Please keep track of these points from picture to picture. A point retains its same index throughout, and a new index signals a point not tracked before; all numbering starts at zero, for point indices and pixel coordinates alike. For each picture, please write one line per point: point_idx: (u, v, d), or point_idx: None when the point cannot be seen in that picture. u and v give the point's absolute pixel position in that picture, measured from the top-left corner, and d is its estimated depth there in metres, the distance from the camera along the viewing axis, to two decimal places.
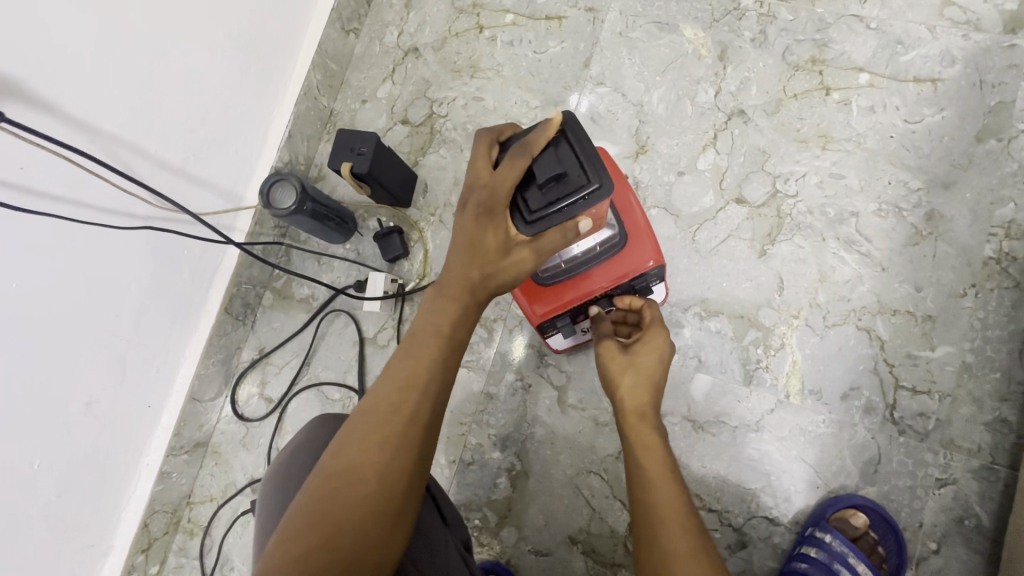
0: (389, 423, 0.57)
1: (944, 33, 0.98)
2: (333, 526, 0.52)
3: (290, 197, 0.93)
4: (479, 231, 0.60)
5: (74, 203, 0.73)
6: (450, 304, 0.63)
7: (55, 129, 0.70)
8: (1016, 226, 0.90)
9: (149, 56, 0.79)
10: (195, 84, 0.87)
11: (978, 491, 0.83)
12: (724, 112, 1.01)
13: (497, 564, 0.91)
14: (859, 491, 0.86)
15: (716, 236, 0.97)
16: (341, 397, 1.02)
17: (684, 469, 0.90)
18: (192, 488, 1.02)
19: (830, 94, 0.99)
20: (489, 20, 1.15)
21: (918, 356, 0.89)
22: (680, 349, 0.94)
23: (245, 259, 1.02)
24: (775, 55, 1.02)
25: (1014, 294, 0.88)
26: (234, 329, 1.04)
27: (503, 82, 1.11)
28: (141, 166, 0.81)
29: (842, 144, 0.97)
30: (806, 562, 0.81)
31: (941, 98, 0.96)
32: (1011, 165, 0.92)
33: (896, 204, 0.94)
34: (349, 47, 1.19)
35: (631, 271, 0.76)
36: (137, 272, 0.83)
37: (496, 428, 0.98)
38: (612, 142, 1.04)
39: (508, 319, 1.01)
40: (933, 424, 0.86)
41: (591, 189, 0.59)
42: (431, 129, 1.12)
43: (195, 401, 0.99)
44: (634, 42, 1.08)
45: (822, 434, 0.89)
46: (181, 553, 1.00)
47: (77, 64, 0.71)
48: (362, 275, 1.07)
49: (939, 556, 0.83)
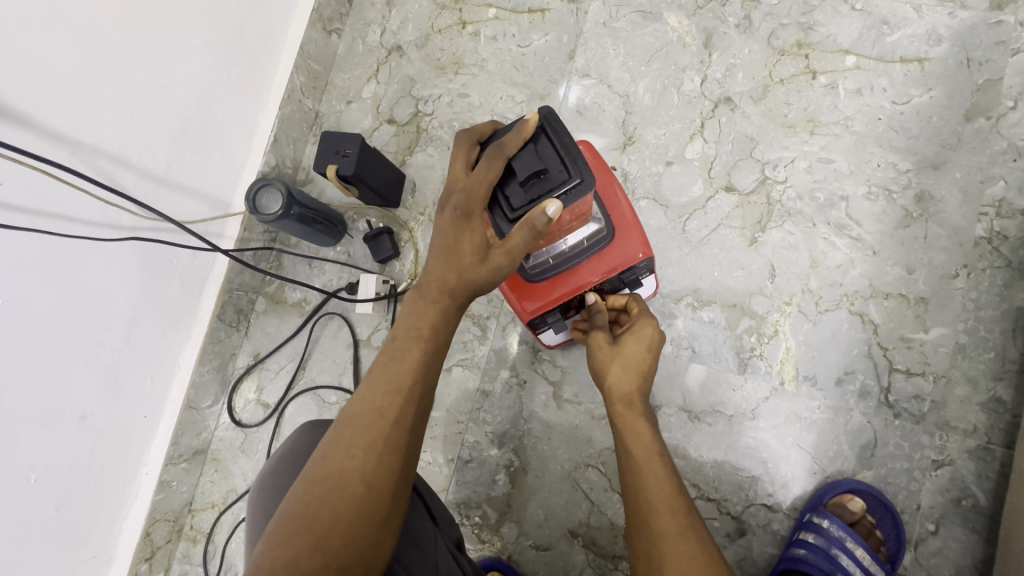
0: (376, 426, 0.58)
1: (930, 12, 0.97)
2: (325, 528, 0.52)
3: (276, 202, 0.92)
4: (456, 234, 0.61)
5: (59, 217, 0.72)
6: (430, 308, 0.63)
7: (33, 143, 0.69)
8: (1007, 205, 0.89)
9: (126, 66, 0.78)
10: (176, 92, 0.86)
11: (974, 471, 0.83)
12: (711, 100, 1.01)
13: (498, 560, 0.92)
14: (856, 475, 0.86)
15: (706, 226, 0.97)
16: (337, 400, 1.02)
17: (682, 458, 0.90)
18: (192, 496, 1.02)
19: (817, 78, 0.99)
20: (471, 15, 1.14)
21: (912, 339, 0.88)
22: (673, 340, 0.94)
23: (235, 265, 1.02)
24: (760, 40, 1.01)
25: (1006, 274, 0.87)
26: (228, 336, 1.04)
27: (488, 78, 1.10)
28: (124, 176, 0.80)
29: (830, 128, 0.97)
30: (805, 548, 0.81)
31: (928, 79, 0.95)
32: (1000, 143, 0.91)
33: (886, 186, 0.94)
34: (333, 47, 1.18)
35: (618, 264, 0.75)
36: (125, 282, 0.82)
37: (493, 426, 0.98)
38: (599, 134, 1.03)
39: (501, 316, 1.01)
40: (928, 406, 0.86)
41: (572, 184, 0.58)
42: (417, 127, 1.11)
43: (192, 409, 0.99)
44: (618, 32, 1.07)
45: (818, 419, 0.89)
46: (185, 561, 1.00)
47: (51, 77, 0.70)
48: (353, 276, 1.07)
49: (937, 537, 0.83)
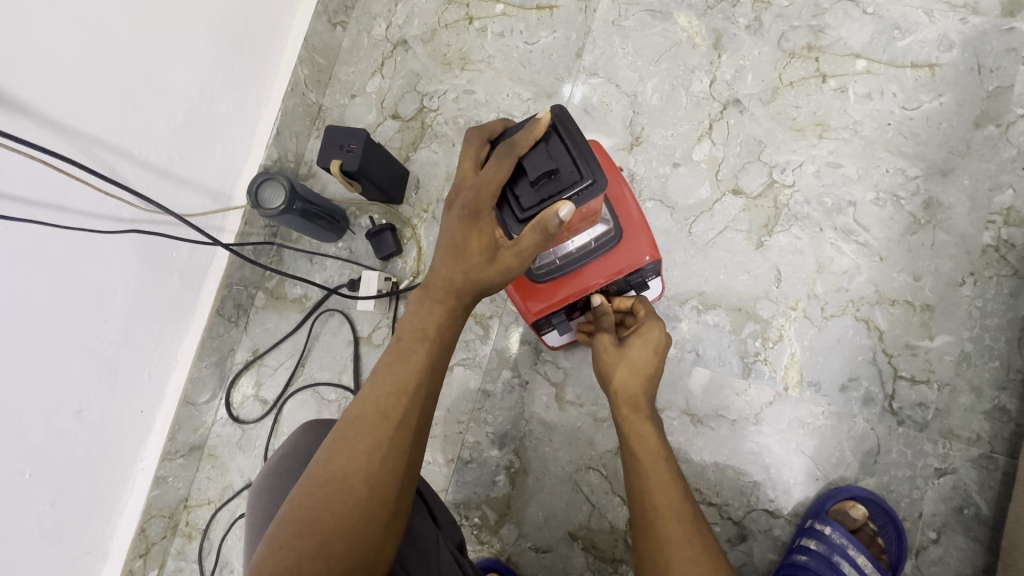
0: (379, 427, 0.57)
1: (942, 17, 0.96)
2: (327, 531, 0.51)
3: (278, 196, 0.91)
4: (463, 233, 0.61)
5: (59, 208, 0.71)
6: (436, 307, 0.63)
7: (32, 132, 0.67)
8: (1015, 213, 0.89)
9: (127, 55, 0.76)
10: (178, 83, 0.85)
11: (977, 480, 0.83)
12: (719, 102, 1.00)
13: (497, 562, 0.91)
14: (859, 482, 0.86)
15: (713, 229, 0.96)
16: (336, 397, 1.01)
17: (684, 463, 0.90)
18: (188, 492, 1.01)
19: (826, 82, 0.98)
20: (479, 10, 1.13)
21: (917, 346, 0.88)
22: (677, 343, 0.94)
23: (235, 260, 1.01)
24: (770, 42, 1.00)
25: (1013, 282, 0.87)
26: (226, 331, 1.03)
27: (494, 74, 1.09)
28: (124, 168, 0.79)
29: (839, 132, 0.96)
30: (806, 554, 0.81)
31: (939, 84, 0.95)
32: (1009, 151, 0.91)
33: (894, 192, 0.93)
34: (337, 40, 1.17)
35: (626, 266, 0.74)
36: (124, 276, 0.81)
37: (494, 426, 0.97)
38: (605, 134, 1.02)
39: (504, 316, 1.00)
40: (932, 414, 0.86)
41: (583, 185, 0.57)
42: (422, 123, 1.10)
43: (189, 404, 0.98)
44: (627, 31, 1.06)
45: (822, 425, 0.88)
46: (180, 557, 1.00)
47: (52, 65, 0.68)
48: (354, 273, 1.06)
49: (938, 546, 0.83)
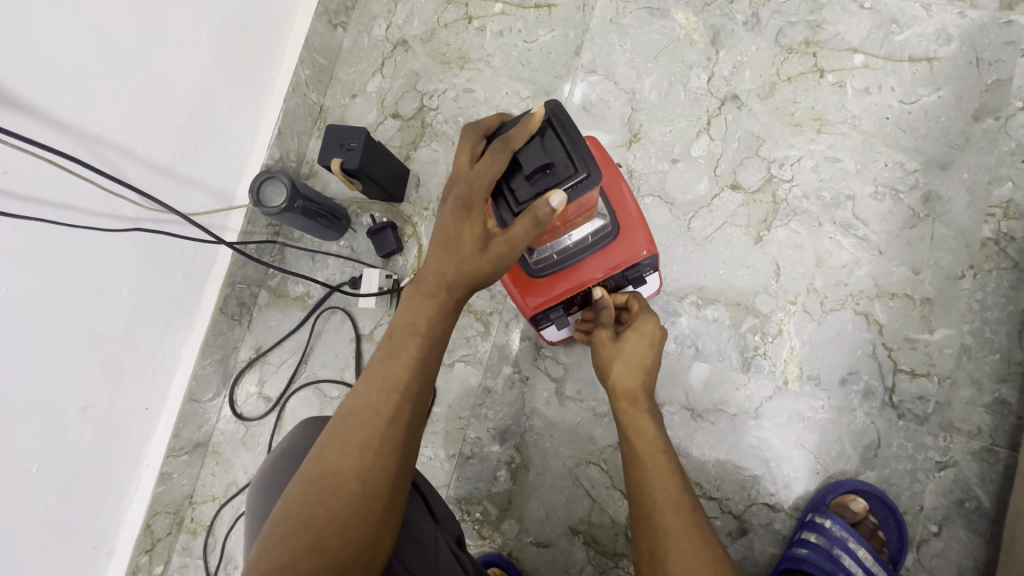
0: (372, 424, 0.57)
1: (939, 11, 0.96)
2: (322, 527, 0.52)
3: (280, 194, 0.92)
4: (456, 225, 0.61)
5: (62, 207, 0.72)
6: (428, 302, 0.63)
7: (36, 131, 0.68)
8: (1015, 205, 0.89)
9: (128, 55, 0.77)
10: (179, 83, 0.86)
11: (978, 472, 0.83)
12: (717, 98, 1.00)
13: (499, 557, 0.91)
14: (859, 476, 0.86)
15: (712, 224, 0.96)
16: (339, 394, 1.02)
17: (684, 457, 0.90)
18: (193, 489, 1.02)
19: (824, 77, 0.98)
20: (478, 9, 1.14)
21: (917, 339, 0.88)
22: (677, 338, 0.94)
23: (238, 259, 1.02)
24: (768, 38, 1.01)
25: (1013, 276, 0.87)
26: (230, 329, 1.04)
27: (494, 73, 1.10)
28: (128, 166, 0.80)
29: (837, 127, 0.96)
30: (806, 547, 0.81)
31: (937, 78, 0.95)
32: (1008, 143, 0.90)
33: (892, 185, 0.93)
34: (337, 41, 1.18)
35: (624, 260, 0.74)
36: (127, 275, 0.82)
37: (495, 422, 0.98)
38: (604, 131, 1.03)
39: (504, 312, 1.01)
40: (932, 407, 0.86)
41: (578, 179, 0.58)
42: (422, 122, 1.11)
43: (193, 401, 0.99)
44: (625, 28, 1.06)
45: (821, 419, 0.88)
46: (185, 553, 1.01)
47: (55, 68, 0.69)
48: (355, 271, 1.07)
49: (939, 539, 0.82)
